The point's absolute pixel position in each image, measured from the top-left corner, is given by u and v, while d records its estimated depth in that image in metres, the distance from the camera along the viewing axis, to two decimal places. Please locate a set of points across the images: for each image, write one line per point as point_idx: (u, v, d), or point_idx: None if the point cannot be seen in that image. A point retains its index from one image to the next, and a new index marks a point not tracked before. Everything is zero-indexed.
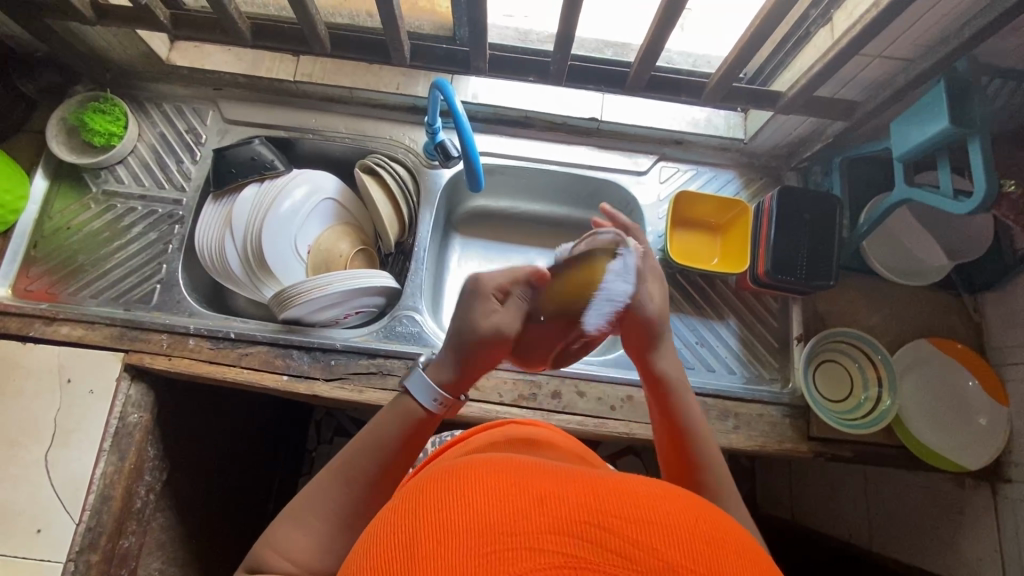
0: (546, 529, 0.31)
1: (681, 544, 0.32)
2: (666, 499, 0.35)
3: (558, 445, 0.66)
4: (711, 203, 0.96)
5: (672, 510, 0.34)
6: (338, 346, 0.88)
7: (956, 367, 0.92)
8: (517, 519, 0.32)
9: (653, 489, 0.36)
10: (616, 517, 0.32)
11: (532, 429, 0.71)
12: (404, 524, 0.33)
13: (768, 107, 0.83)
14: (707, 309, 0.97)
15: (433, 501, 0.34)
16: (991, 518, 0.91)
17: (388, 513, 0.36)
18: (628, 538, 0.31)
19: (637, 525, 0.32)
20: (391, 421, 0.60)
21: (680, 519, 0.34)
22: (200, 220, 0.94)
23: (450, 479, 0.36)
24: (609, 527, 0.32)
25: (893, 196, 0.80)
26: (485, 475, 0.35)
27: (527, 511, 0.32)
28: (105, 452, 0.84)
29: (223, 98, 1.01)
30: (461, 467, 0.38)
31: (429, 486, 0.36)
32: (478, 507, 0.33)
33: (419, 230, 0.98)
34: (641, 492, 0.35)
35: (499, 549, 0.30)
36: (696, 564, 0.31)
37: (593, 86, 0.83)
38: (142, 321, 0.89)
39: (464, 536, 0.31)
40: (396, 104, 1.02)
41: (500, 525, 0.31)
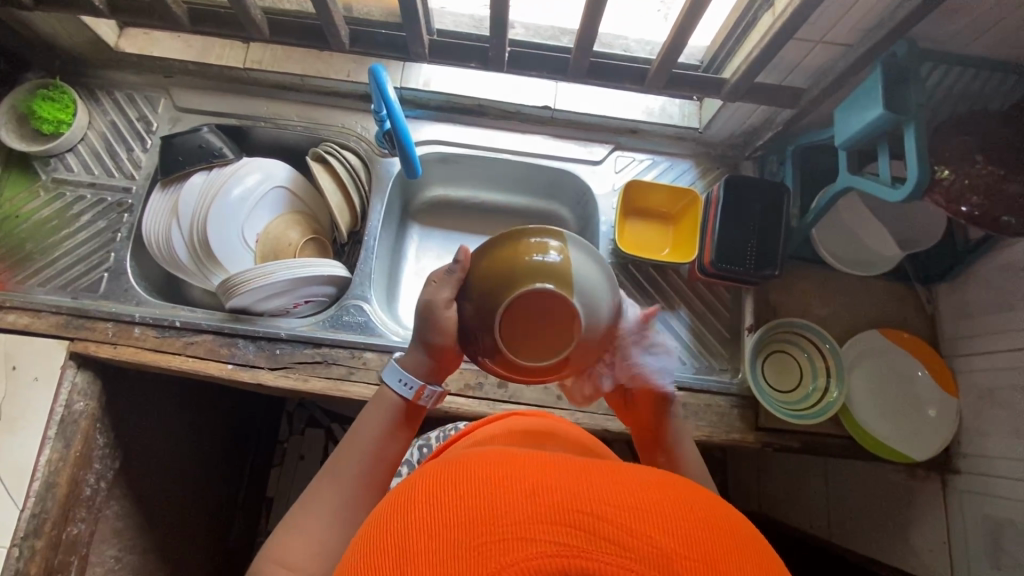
0: (539, 520, 0.32)
1: (676, 532, 0.32)
2: (661, 488, 0.36)
3: (563, 436, 0.67)
4: (662, 192, 0.96)
5: (666, 499, 0.35)
6: (283, 335, 0.88)
7: (907, 358, 0.91)
8: (512, 512, 0.33)
9: (648, 480, 0.37)
10: (610, 505, 0.33)
11: (535, 420, 0.72)
12: (401, 523, 0.35)
13: (713, 94, 0.82)
14: (659, 299, 0.96)
15: (429, 500, 0.35)
16: (940, 509, 0.91)
17: (388, 512, 0.37)
18: (621, 525, 0.32)
19: (629, 513, 0.33)
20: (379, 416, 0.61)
21: (676, 507, 0.34)
22: (149, 208, 0.93)
23: (448, 477, 0.37)
24: (603, 515, 0.32)
25: (838, 184, 0.80)
26: (483, 470, 0.36)
27: (520, 501, 0.33)
28: (49, 439, 0.84)
29: (175, 85, 1.01)
30: (457, 465, 0.39)
31: (428, 484, 0.37)
32: (473, 503, 0.34)
33: (370, 219, 0.98)
34: (636, 482, 0.36)
35: (492, 542, 0.31)
36: (691, 552, 0.32)
37: (536, 73, 0.82)
38: (87, 309, 0.89)
39: (459, 530, 0.32)
40: (348, 92, 1.01)
41: (494, 517, 0.32)
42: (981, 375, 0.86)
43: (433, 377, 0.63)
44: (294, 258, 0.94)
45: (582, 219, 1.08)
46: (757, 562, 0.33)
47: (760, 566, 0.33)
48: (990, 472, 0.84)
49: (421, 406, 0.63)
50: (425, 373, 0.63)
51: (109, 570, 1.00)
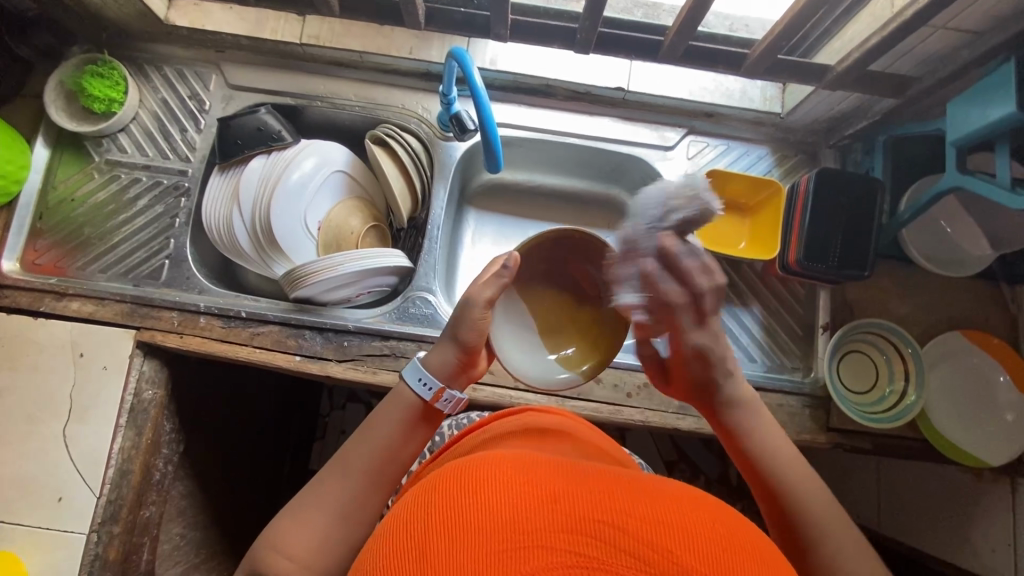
0: (560, 529, 0.34)
1: (696, 548, 0.34)
2: (680, 503, 0.38)
3: (580, 438, 0.65)
4: (741, 182, 0.91)
5: (686, 514, 0.37)
6: (350, 327, 0.86)
7: (986, 362, 0.88)
8: (533, 519, 0.34)
9: (668, 495, 0.39)
10: (632, 517, 0.35)
11: (556, 420, 0.70)
12: (417, 524, 0.36)
13: (812, 82, 0.76)
14: (731, 294, 0.93)
15: (445, 502, 0.37)
16: (1007, 511, 0.90)
17: (403, 516, 0.38)
18: (645, 539, 0.34)
19: (651, 527, 0.34)
20: (392, 413, 0.63)
21: (694, 523, 0.36)
22: (207, 193, 0.91)
23: (467, 478, 0.38)
24: (626, 528, 0.34)
25: (942, 182, 0.75)
26: (501, 477, 0.38)
27: (540, 511, 0.35)
28: (121, 428, 0.84)
29: (227, 61, 0.96)
30: (475, 467, 0.40)
31: (447, 485, 0.39)
32: (494, 507, 0.35)
33: (433, 207, 0.94)
34: (656, 497, 0.38)
35: (512, 548, 0.33)
36: (709, 568, 0.33)
37: (623, 56, 0.77)
38: (152, 297, 0.87)
39: (478, 534, 0.33)
40: (409, 70, 0.96)
41: (516, 525, 0.34)
42: None
43: (453, 380, 0.66)
44: (358, 248, 0.91)
45: None
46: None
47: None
48: None
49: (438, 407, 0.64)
50: (448, 375, 0.65)
51: (175, 547, 1.03)
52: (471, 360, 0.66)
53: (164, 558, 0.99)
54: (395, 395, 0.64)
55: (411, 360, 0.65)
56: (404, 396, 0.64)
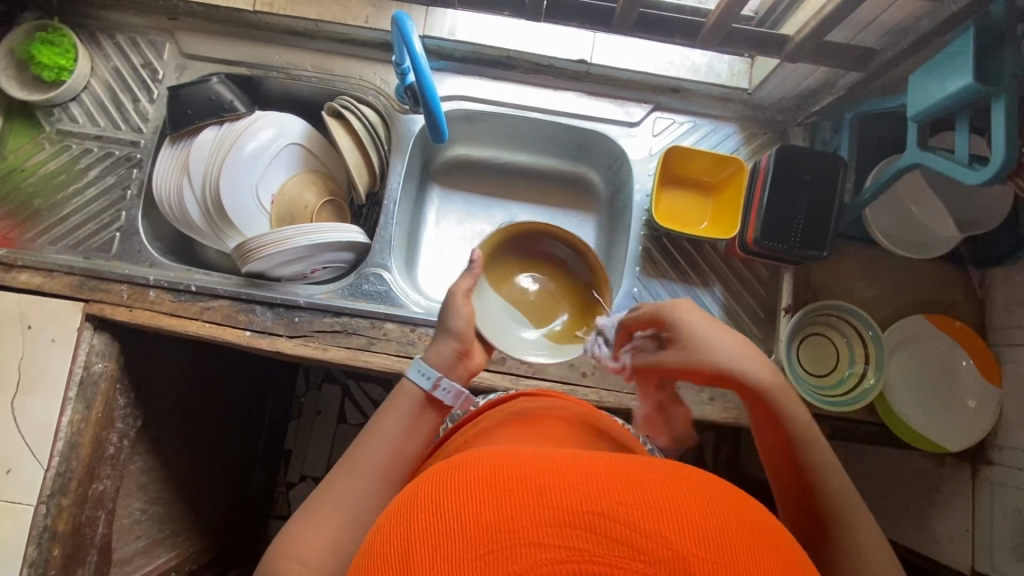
0: (545, 523, 0.31)
1: (693, 532, 0.32)
2: (675, 482, 0.35)
3: (572, 420, 0.64)
4: (704, 160, 0.89)
5: (682, 495, 0.34)
6: (301, 302, 0.85)
7: (950, 346, 0.87)
8: (516, 516, 0.32)
9: (661, 473, 0.36)
10: (623, 504, 0.32)
11: (555, 402, 0.68)
12: (398, 533, 0.34)
13: (772, 54, 0.74)
14: (692, 275, 0.91)
15: (424, 507, 0.35)
16: (967, 497, 0.89)
17: (386, 521, 0.37)
18: (636, 526, 0.31)
19: (643, 512, 0.32)
20: (399, 406, 0.64)
21: (690, 504, 0.33)
22: (158, 164, 0.89)
23: (447, 479, 0.37)
24: (616, 517, 0.32)
25: (903, 160, 0.73)
26: (482, 471, 0.36)
27: (524, 504, 0.33)
28: (70, 401, 0.84)
29: (180, 29, 0.93)
30: (457, 465, 0.38)
31: (429, 487, 0.37)
32: (475, 507, 0.33)
33: (390, 181, 0.92)
34: (648, 477, 0.35)
35: (495, 549, 0.31)
36: (710, 552, 0.31)
37: (576, 25, 0.74)
38: (101, 270, 0.86)
39: (460, 539, 0.32)
40: (366, 40, 0.93)
41: (499, 524, 0.32)
42: None
43: (451, 373, 0.68)
44: (313, 222, 0.89)
45: (613, 184, 1.02)
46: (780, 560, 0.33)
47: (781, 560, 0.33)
48: None
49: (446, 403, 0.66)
50: (445, 367, 0.68)
51: (135, 521, 1.03)
52: (468, 351, 0.69)
53: (122, 532, 0.99)
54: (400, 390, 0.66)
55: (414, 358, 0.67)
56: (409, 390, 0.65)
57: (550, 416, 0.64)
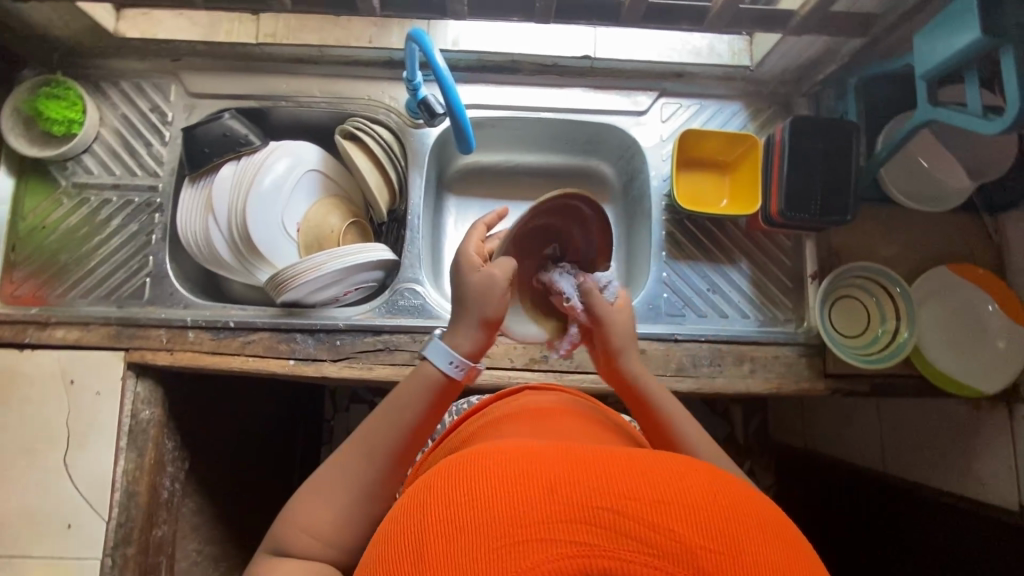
0: (556, 519, 0.35)
1: (694, 524, 0.35)
2: (679, 476, 0.39)
3: (575, 412, 0.66)
4: (716, 140, 0.90)
5: (689, 488, 0.37)
6: (341, 326, 0.86)
7: (975, 293, 0.89)
8: (530, 511, 0.35)
9: (669, 468, 0.39)
10: (631, 499, 0.36)
11: (555, 396, 0.71)
12: (414, 523, 0.37)
13: (777, 30, 0.75)
14: (717, 253, 0.93)
15: (439, 501, 0.38)
16: (1008, 437, 0.92)
17: (404, 511, 0.40)
18: (643, 521, 0.35)
19: (652, 508, 0.35)
20: (415, 389, 0.60)
21: (693, 497, 0.37)
22: (180, 206, 0.89)
23: (461, 473, 0.39)
24: (624, 511, 0.35)
25: (915, 118, 0.75)
26: (494, 469, 0.39)
27: (537, 500, 0.36)
28: (123, 450, 0.84)
29: (184, 69, 0.94)
30: (470, 458, 0.41)
31: (443, 481, 0.40)
32: (487, 502, 0.36)
33: (412, 197, 0.93)
34: (657, 472, 0.38)
35: (510, 543, 0.34)
36: (711, 543, 0.34)
37: (586, 22, 0.75)
38: (137, 317, 0.86)
39: (476, 534, 0.35)
40: (371, 59, 0.94)
41: (515, 520, 0.35)
42: None
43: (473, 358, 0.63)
44: (341, 246, 0.90)
45: (626, 173, 1.04)
46: (780, 544, 0.36)
47: (781, 543, 0.36)
48: None
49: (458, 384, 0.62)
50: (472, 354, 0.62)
51: (193, 563, 1.02)
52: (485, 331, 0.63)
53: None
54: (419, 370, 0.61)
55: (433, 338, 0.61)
56: (427, 371, 0.61)
57: (559, 408, 0.66)
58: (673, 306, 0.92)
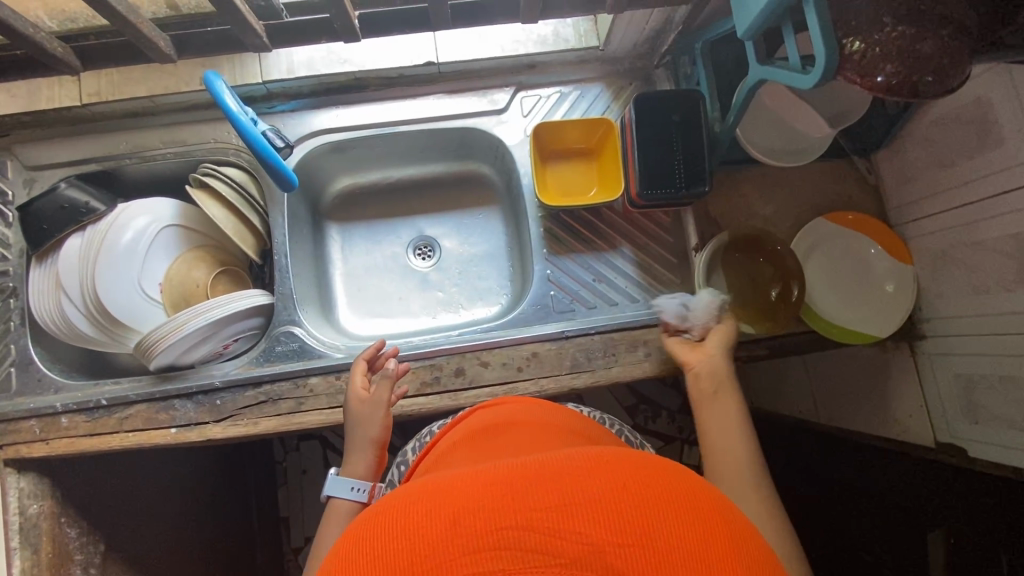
0: (461, 553, 0.34)
1: (605, 522, 0.34)
2: (587, 471, 0.38)
3: (524, 417, 0.65)
4: (575, 127, 0.88)
5: (597, 483, 0.36)
6: (218, 384, 0.83)
7: (857, 239, 0.88)
8: (434, 550, 0.34)
9: (576, 467, 0.38)
10: (535, 511, 0.35)
11: (507, 405, 0.69)
12: None
13: (598, 11, 0.73)
14: (597, 240, 0.92)
15: (349, 558, 0.37)
16: (915, 374, 0.91)
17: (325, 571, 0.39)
18: (552, 532, 0.34)
19: (561, 514, 0.35)
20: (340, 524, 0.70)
21: (603, 490, 0.36)
22: (31, 288, 0.85)
23: (370, 523, 0.38)
24: (529, 526, 0.34)
25: (750, 79, 0.73)
26: (402, 510, 0.38)
27: (439, 538, 0.35)
28: (15, 550, 0.81)
29: (16, 142, 0.89)
30: (382, 503, 0.40)
31: (354, 536, 0.38)
32: (390, 552, 0.35)
33: (275, 236, 0.90)
34: (564, 476, 0.37)
35: None
36: (623, 537, 0.34)
37: (398, 32, 0.72)
38: (6, 412, 0.83)
39: None
40: (211, 101, 0.90)
41: (420, 564, 0.34)
42: (933, 238, 0.83)
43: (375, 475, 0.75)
44: (209, 299, 0.87)
45: (504, 173, 1.01)
46: (697, 518, 0.35)
47: (700, 519, 0.35)
48: (954, 333, 0.84)
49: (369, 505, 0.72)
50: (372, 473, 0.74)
51: None
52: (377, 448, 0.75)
53: None
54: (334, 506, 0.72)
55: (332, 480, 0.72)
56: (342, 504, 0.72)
57: (508, 419, 0.64)
58: (561, 303, 0.90)
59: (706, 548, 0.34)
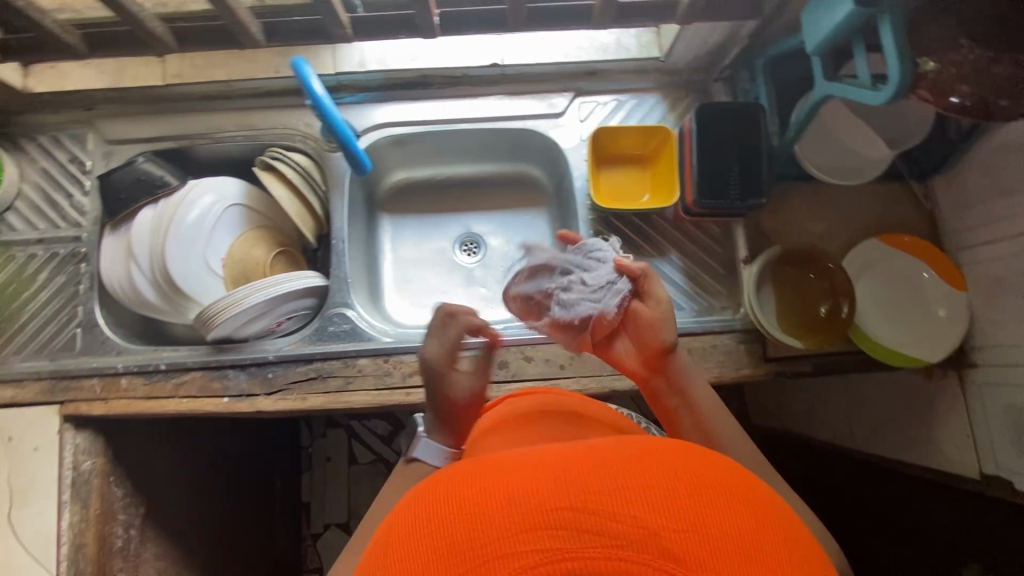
0: (519, 530, 0.35)
1: (658, 507, 0.35)
2: (637, 459, 0.39)
3: (556, 411, 0.66)
4: (632, 134, 0.90)
5: (648, 471, 0.38)
6: (271, 358, 0.86)
7: (908, 262, 0.87)
8: (493, 527, 0.35)
9: (625, 456, 0.39)
10: (590, 494, 0.36)
11: (539, 399, 0.71)
12: (385, 557, 0.38)
13: (668, 20, 0.75)
14: (646, 246, 0.93)
15: (405, 533, 0.38)
16: (961, 403, 0.90)
17: (378, 545, 0.40)
18: (607, 514, 0.35)
19: (615, 497, 0.36)
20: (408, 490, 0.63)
21: (654, 478, 0.37)
22: (103, 254, 0.89)
23: (425, 501, 0.40)
24: (584, 508, 0.35)
25: (816, 94, 0.74)
26: (457, 489, 0.39)
27: (497, 516, 0.36)
28: (66, 503, 0.84)
29: (98, 117, 0.94)
30: (433, 484, 0.41)
31: (409, 515, 0.40)
32: (448, 528, 0.36)
33: (334, 221, 0.93)
34: (615, 463, 0.39)
35: (477, 566, 0.34)
36: (676, 522, 0.35)
37: (473, 31, 0.74)
38: (70, 369, 0.87)
39: (445, 558, 0.35)
40: (283, 89, 0.94)
41: (479, 542, 0.35)
42: (989, 265, 0.82)
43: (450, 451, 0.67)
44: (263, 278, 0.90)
45: (555, 175, 1.03)
46: (745, 510, 0.37)
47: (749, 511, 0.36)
48: (1006, 362, 0.82)
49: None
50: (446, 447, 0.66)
51: None
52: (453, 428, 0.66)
53: None
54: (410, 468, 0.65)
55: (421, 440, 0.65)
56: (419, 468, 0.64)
57: (542, 412, 0.66)
58: None
59: (755, 536, 0.35)
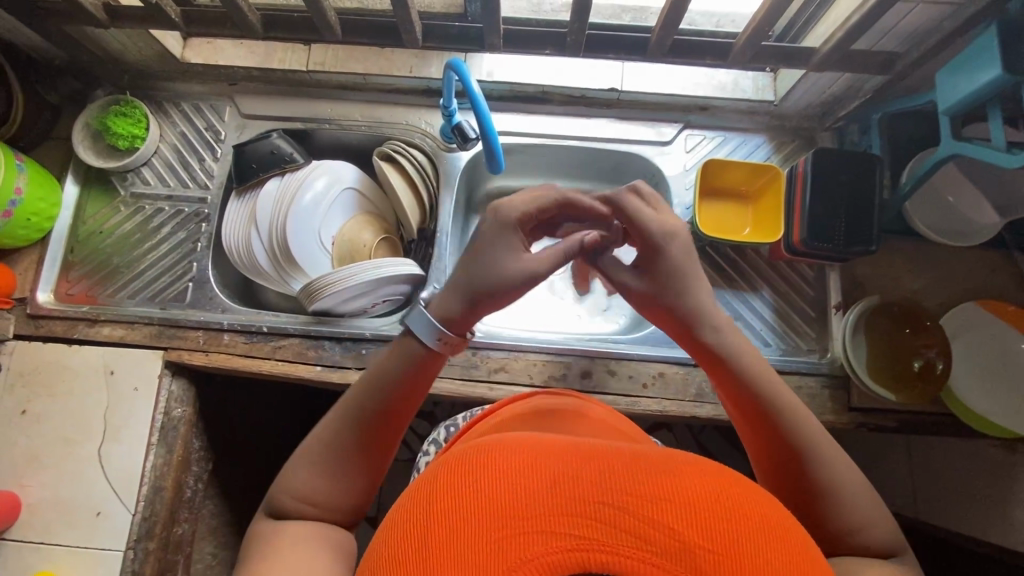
0: (556, 512, 0.33)
1: (700, 524, 0.33)
2: (683, 474, 0.36)
3: (588, 416, 0.65)
4: (740, 169, 0.93)
5: (692, 485, 0.35)
6: (367, 335, 0.89)
7: (1008, 331, 0.85)
8: (529, 501, 0.33)
9: (673, 468, 0.37)
10: (632, 497, 0.33)
11: (565, 399, 0.70)
12: (416, 512, 0.36)
13: (799, 66, 0.79)
14: (739, 280, 0.94)
15: (442, 493, 0.36)
16: None
17: (408, 499, 0.38)
18: (645, 518, 0.32)
19: (655, 505, 0.33)
20: (394, 362, 0.60)
21: (699, 494, 0.34)
22: (225, 217, 0.95)
23: (463, 462, 0.38)
24: (625, 509, 0.33)
25: (938, 153, 0.76)
26: (499, 460, 0.36)
27: (536, 493, 0.34)
28: (153, 446, 0.87)
29: (239, 92, 1.02)
30: (472, 449, 0.39)
31: (439, 476, 0.38)
32: (487, 493, 0.34)
33: (441, 216, 0.98)
34: (665, 472, 0.36)
35: (508, 535, 0.32)
36: (713, 544, 0.32)
37: (613, 54, 0.79)
38: (178, 319, 0.91)
39: (477, 520, 0.33)
40: (411, 88, 1.00)
41: (513, 510, 0.33)
42: None
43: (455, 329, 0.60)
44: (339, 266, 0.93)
45: None
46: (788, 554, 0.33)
47: (789, 552, 0.34)
48: None
49: (441, 357, 0.62)
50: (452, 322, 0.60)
51: (207, 566, 1.02)
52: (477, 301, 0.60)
53: None
54: (404, 343, 0.60)
55: (414, 308, 0.59)
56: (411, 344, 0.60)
57: (570, 413, 0.65)
58: None
59: None
